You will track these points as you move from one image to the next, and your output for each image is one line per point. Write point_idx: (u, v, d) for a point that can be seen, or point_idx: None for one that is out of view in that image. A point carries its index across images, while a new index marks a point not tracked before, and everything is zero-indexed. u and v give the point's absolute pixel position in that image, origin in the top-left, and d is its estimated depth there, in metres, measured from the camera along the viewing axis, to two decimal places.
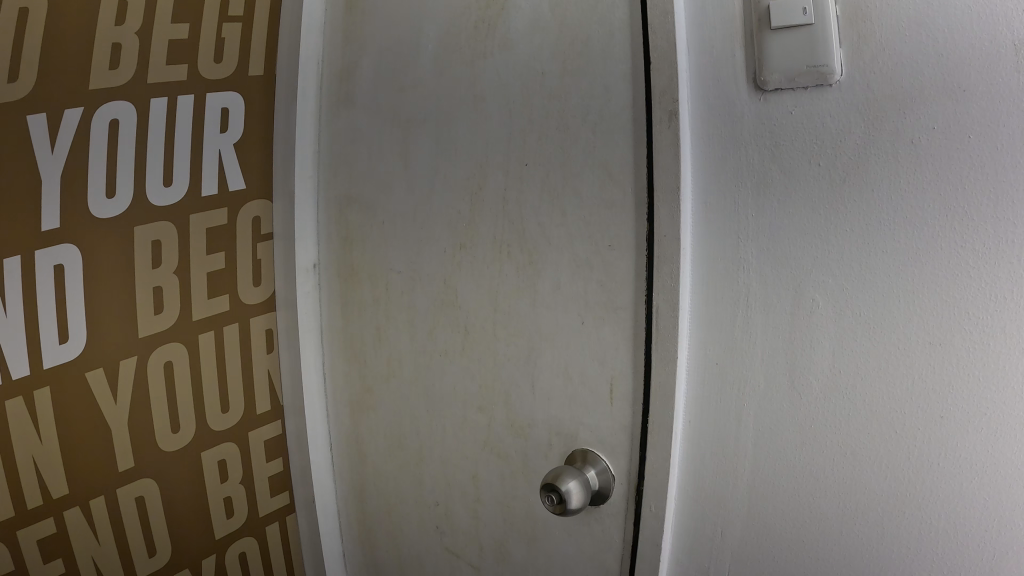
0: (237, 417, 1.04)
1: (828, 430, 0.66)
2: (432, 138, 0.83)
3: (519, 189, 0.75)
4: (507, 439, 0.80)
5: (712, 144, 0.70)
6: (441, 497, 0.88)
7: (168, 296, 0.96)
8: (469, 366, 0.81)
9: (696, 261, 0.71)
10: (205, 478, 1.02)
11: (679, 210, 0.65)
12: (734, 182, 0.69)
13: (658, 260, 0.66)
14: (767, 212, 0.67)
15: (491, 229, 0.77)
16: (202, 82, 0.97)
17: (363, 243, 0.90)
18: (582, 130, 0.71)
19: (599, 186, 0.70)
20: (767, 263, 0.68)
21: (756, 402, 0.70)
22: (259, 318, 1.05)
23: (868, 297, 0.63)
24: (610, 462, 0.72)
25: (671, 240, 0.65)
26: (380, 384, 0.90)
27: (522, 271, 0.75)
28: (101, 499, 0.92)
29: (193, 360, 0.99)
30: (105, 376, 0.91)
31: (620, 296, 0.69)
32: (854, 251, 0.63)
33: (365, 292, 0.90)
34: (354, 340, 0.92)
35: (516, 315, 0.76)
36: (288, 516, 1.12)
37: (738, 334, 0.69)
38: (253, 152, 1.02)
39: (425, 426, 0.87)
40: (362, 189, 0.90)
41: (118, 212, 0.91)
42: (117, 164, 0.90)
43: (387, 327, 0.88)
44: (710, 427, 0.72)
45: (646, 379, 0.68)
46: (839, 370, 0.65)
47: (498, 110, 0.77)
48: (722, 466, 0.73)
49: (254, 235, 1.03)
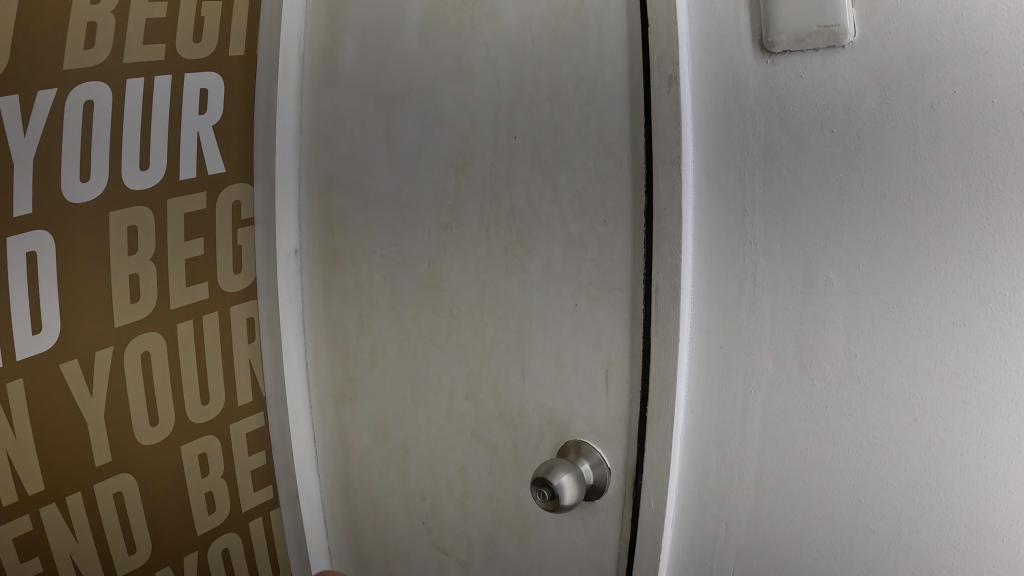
0: (218, 409, 1.00)
1: (841, 418, 0.61)
2: (418, 113, 0.78)
3: (507, 163, 0.70)
4: (496, 430, 0.75)
5: (716, 112, 0.65)
6: (427, 491, 0.84)
7: (145, 284, 0.92)
8: (457, 354, 0.77)
9: (699, 238, 0.66)
10: (186, 472, 0.98)
11: (680, 182, 0.60)
12: (740, 153, 0.64)
13: (658, 236, 0.61)
14: (776, 184, 0.62)
15: (478, 208, 0.72)
16: (181, 63, 0.93)
17: (346, 226, 0.85)
18: (574, 101, 0.66)
19: (594, 157, 0.65)
20: (775, 239, 0.63)
21: (765, 390, 0.64)
22: (239, 307, 1.00)
23: (883, 273, 0.58)
24: (605, 455, 0.67)
25: (672, 215, 0.60)
26: (364, 374, 0.86)
27: (511, 252, 0.71)
28: (78, 495, 0.88)
29: (172, 351, 0.95)
30: (81, 367, 0.87)
31: (616, 277, 0.65)
32: (868, 222, 0.58)
33: (348, 277, 0.85)
34: (338, 329, 0.88)
35: (506, 298, 0.71)
36: (272, 512, 1.08)
37: (744, 315, 0.64)
38: (233, 134, 0.98)
39: (411, 418, 0.82)
40: (346, 170, 0.86)
41: (93, 196, 0.86)
42: (91, 145, 0.86)
43: (369, 314, 0.83)
44: (714, 417, 0.67)
45: (643, 364, 0.63)
46: (854, 353, 0.60)
47: (486, 80, 0.72)
48: (725, 457, 0.68)
49: (234, 221, 0.99)
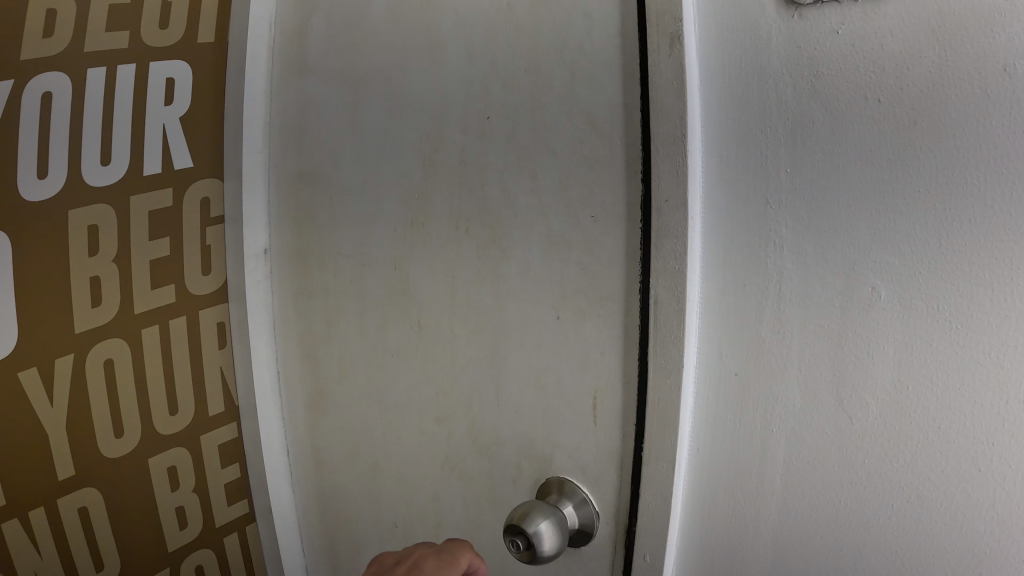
0: (187, 419, 0.90)
1: (886, 466, 0.48)
2: (385, 93, 0.68)
3: (480, 147, 0.60)
4: (470, 460, 0.65)
5: (727, 81, 0.53)
6: (399, 518, 0.74)
7: (109, 286, 0.82)
8: (427, 370, 0.67)
9: (708, 235, 0.54)
10: (155, 487, 0.88)
11: (684, 166, 0.48)
12: (758, 132, 0.51)
13: (656, 234, 0.50)
14: (806, 169, 0.49)
15: (447, 201, 0.62)
16: (146, 52, 0.83)
17: (312, 224, 0.76)
18: (557, 72, 0.55)
19: (579, 136, 0.54)
20: (805, 237, 0.50)
21: (790, 427, 0.52)
22: (209, 309, 0.91)
23: (946, 285, 0.45)
24: (591, 494, 0.57)
25: (675, 208, 0.49)
26: (332, 387, 0.77)
27: (484, 253, 0.60)
28: (40, 513, 0.79)
29: (137, 358, 0.85)
30: (42, 375, 0.77)
31: (607, 284, 0.53)
32: (929, 218, 0.45)
33: (312, 281, 0.77)
34: (308, 340, 0.78)
35: (477, 307, 0.61)
36: (248, 526, 0.98)
37: (765, 334, 0.52)
38: (203, 125, 0.88)
39: (384, 440, 0.73)
40: (314, 162, 0.76)
41: (52, 190, 0.77)
42: (49, 141, 0.77)
43: (334, 322, 0.75)
44: (725, 453, 0.55)
45: (638, 391, 0.52)
46: (902, 385, 0.47)
47: (456, 52, 0.62)
48: (737, 503, 0.56)
49: (203, 218, 0.90)
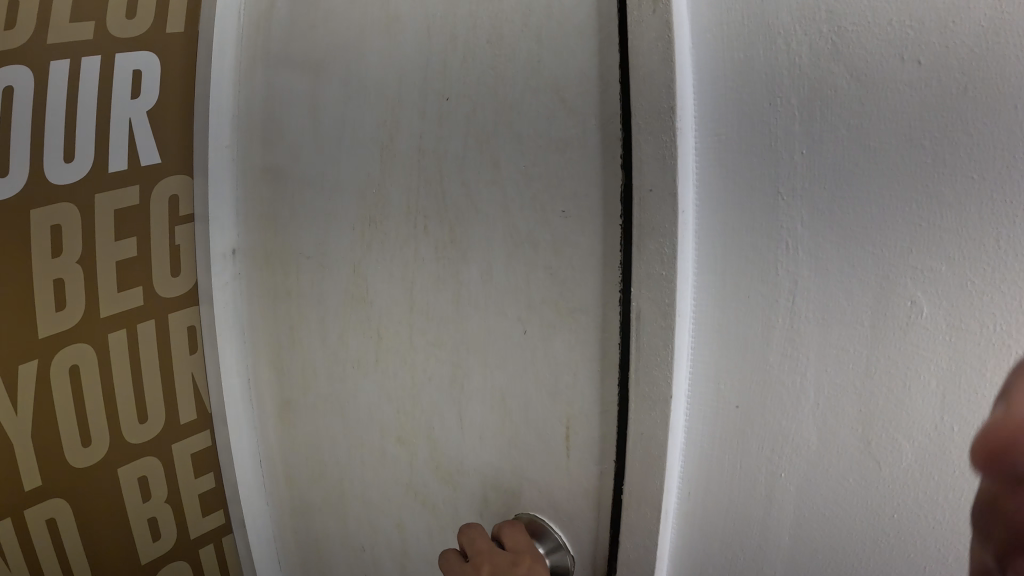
0: (158, 429, 0.83)
1: (926, 522, 0.39)
2: (347, 78, 0.63)
3: (438, 134, 0.56)
4: (432, 484, 0.62)
5: (727, 41, 0.43)
6: (365, 541, 0.70)
7: (72, 288, 0.75)
8: (386, 385, 0.63)
9: (704, 232, 0.44)
10: (124, 501, 0.81)
11: (673, 147, 0.41)
12: (766, 103, 0.42)
13: (640, 232, 0.43)
14: (828, 150, 0.40)
15: (403, 196, 0.58)
16: (111, 41, 0.77)
17: (274, 221, 0.70)
18: (521, 44, 0.50)
19: (546, 122, 0.49)
20: (826, 236, 0.40)
21: (806, 467, 0.43)
22: (178, 314, 0.83)
23: (1002, 302, 0.35)
24: (563, 534, 0.53)
25: (659, 200, 0.42)
26: (297, 399, 0.71)
27: (442, 253, 0.56)
28: (7, 523, 0.72)
29: (104, 367, 0.78)
30: (4, 383, 0.71)
31: (580, 294, 0.48)
32: (983, 218, 0.35)
33: (272, 285, 0.71)
34: (273, 350, 0.72)
35: (437, 317, 0.57)
36: (224, 538, 0.91)
37: (775, 354, 0.43)
38: (172, 118, 0.81)
39: (352, 458, 0.68)
40: (279, 154, 0.70)
41: (13, 191, 0.71)
42: (10, 139, 0.71)
43: (297, 327, 0.70)
44: (723, 494, 0.47)
45: (620, 413, 0.46)
46: (950, 424, 0.37)
47: (416, 33, 0.57)
48: (736, 550, 0.47)
49: (171, 218, 0.82)
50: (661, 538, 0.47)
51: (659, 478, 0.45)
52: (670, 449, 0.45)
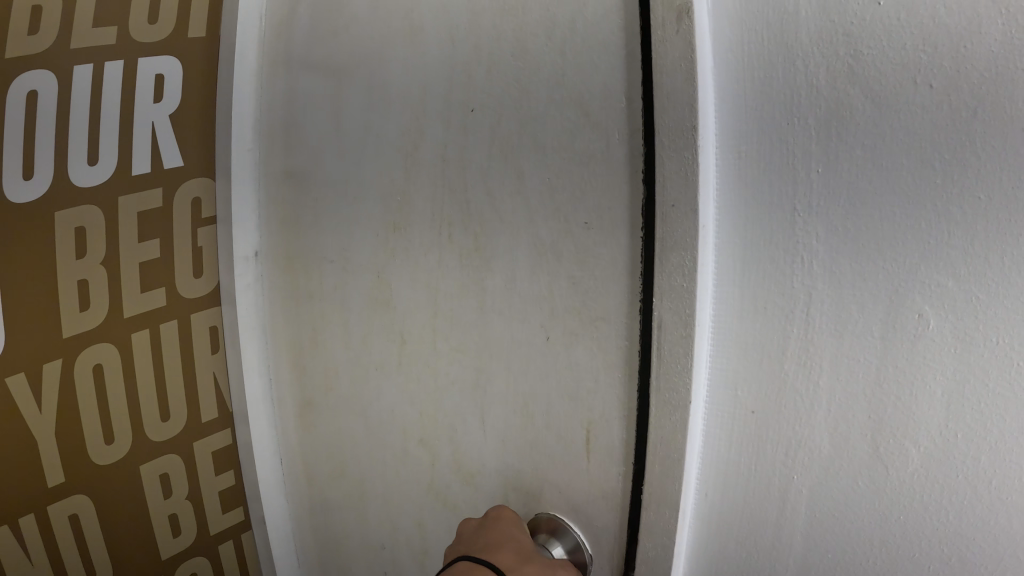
0: (179, 427, 0.85)
1: (932, 525, 0.41)
2: (373, 89, 0.65)
3: (461, 143, 0.57)
4: (455, 488, 0.64)
5: (748, 61, 0.45)
6: (386, 539, 0.73)
7: (96, 290, 0.77)
8: (410, 387, 0.66)
9: (726, 245, 0.46)
10: (146, 497, 0.83)
11: (694, 165, 0.43)
12: (786, 122, 0.43)
13: (662, 244, 0.45)
14: (844, 168, 0.41)
15: (427, 204, 0.60)
16: (133, 45, 0.78)
17: (306, 228, 0.73)
18: (545, 56, 0.52)
19: (570, 135, 0.51)
20: (840, 250, 0.42)
21: (818, 471, 0.45)
22: (201, 313, 0.85)
23: (1004, 316, 0.37)
24: (581, 534, 0.55)
25: (682, 216, 0.43)
26: (326, 393, 0.75)
27: (467, 260, 0.58)
28: (30, 518, 0.75)
29: (127, 366, 0.80)
30: (29, 381, 0.73)
31: (603, 302, 0.50)
32: (987, 237, 0.37)
33: (303, 285, 0.74)
34: (303, 349, 0.76)
35: (461, 323, 0.60)
36: (244, 534, 0.93)
37: (791, 362, 0.44)
38: (194, 122, 0.83)
39: (379, 453, 0.71)
40: (306, 161, 0.73)
41: (37, 194, 0.72)
42: (35, 142, 0.72)
43: (327, 328, 0.73)
44: (739, 497, 0.49)
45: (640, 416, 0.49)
46: (956, 430, 0.39)
47: (438, 44, 0.59)
48: (753, 548, 0.49)
49: (194, 219, 0.84)
50: (679, 538, 0.49)
51: (679, 481, 0.47)
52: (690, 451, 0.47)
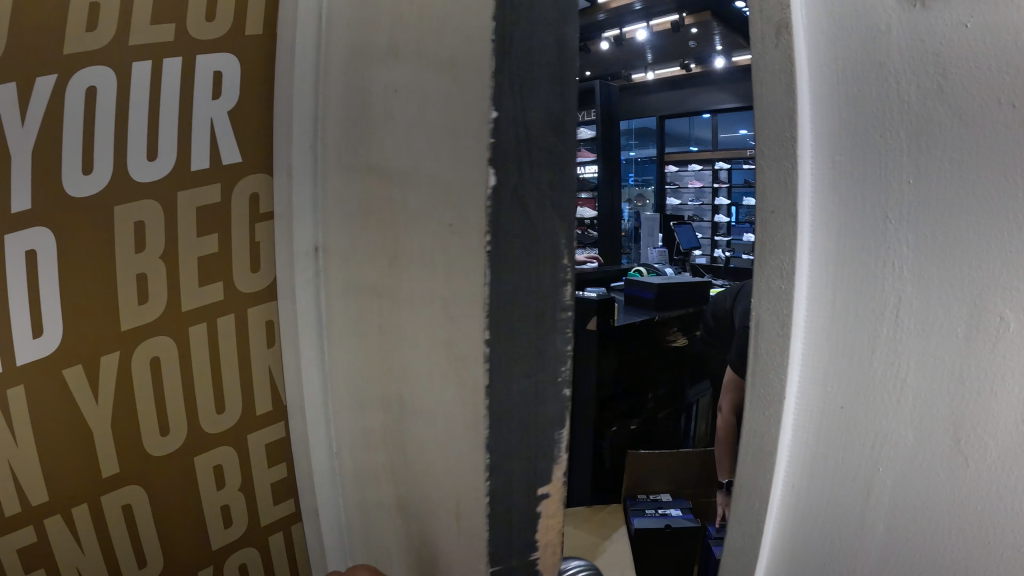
0: (234, 419, 0.86)
1: (1009, 527, 0.42)
2: (434, 86, 0.66)
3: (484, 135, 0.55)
4: None
5: (841, 78, 0.47)
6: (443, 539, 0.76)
7: (155, 285, 0.76)
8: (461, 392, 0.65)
9: (819, 255, 0.49)
10: (199, 488, 0.84)
11: (791, 170, 0.47)
12: (878, 136, 0.46)
13: (763, 250, 0.50)
14: (931, 179, 0.43)
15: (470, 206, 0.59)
16: (190, 42, 0.77)
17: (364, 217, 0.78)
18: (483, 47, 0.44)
19: None
20: (928, 257, 0.44)
21: (899, 468, 0.47)
22: (256, 308, 0.86)
23: None
24: None
25: (780, 225, 0.48)
26: (382, 379, 0.80)
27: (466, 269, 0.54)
28: (86, 507, 0.74)
29: (184, 359, 0.81)
30: (88, 373, 0.72)
31: None
32: None
33: (359, 271, 0.80)
34: (363, 332, 0.81)
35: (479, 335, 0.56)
36: (293, 525, 0.95)
37: (878, 364, 0.47)
38: (251, 120, 0.83)
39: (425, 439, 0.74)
40: (367, 152, 0.76)
41: (98, 189, 0.71)
42: (95, 137, 0.70)
43: (379, 314, 0.78)
44: (821, 490, 0.51)
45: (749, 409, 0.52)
46: None
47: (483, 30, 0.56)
48: (839, 534, 0.51)
49: (253, 215, 0.85)
50: (766, 516, 0.53)
51: (768, 471, 0.52)
52: (778, 445, 0.51)
